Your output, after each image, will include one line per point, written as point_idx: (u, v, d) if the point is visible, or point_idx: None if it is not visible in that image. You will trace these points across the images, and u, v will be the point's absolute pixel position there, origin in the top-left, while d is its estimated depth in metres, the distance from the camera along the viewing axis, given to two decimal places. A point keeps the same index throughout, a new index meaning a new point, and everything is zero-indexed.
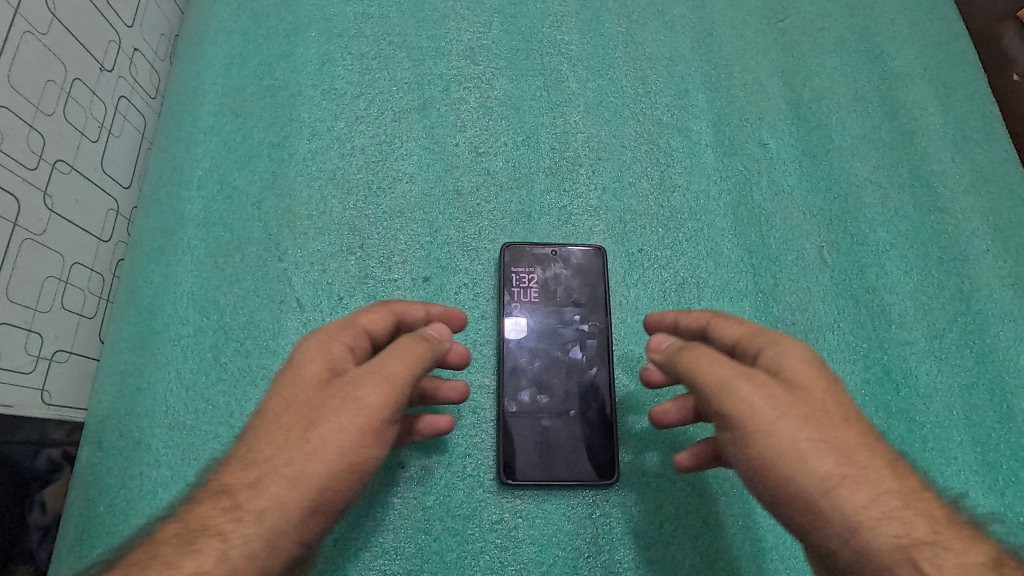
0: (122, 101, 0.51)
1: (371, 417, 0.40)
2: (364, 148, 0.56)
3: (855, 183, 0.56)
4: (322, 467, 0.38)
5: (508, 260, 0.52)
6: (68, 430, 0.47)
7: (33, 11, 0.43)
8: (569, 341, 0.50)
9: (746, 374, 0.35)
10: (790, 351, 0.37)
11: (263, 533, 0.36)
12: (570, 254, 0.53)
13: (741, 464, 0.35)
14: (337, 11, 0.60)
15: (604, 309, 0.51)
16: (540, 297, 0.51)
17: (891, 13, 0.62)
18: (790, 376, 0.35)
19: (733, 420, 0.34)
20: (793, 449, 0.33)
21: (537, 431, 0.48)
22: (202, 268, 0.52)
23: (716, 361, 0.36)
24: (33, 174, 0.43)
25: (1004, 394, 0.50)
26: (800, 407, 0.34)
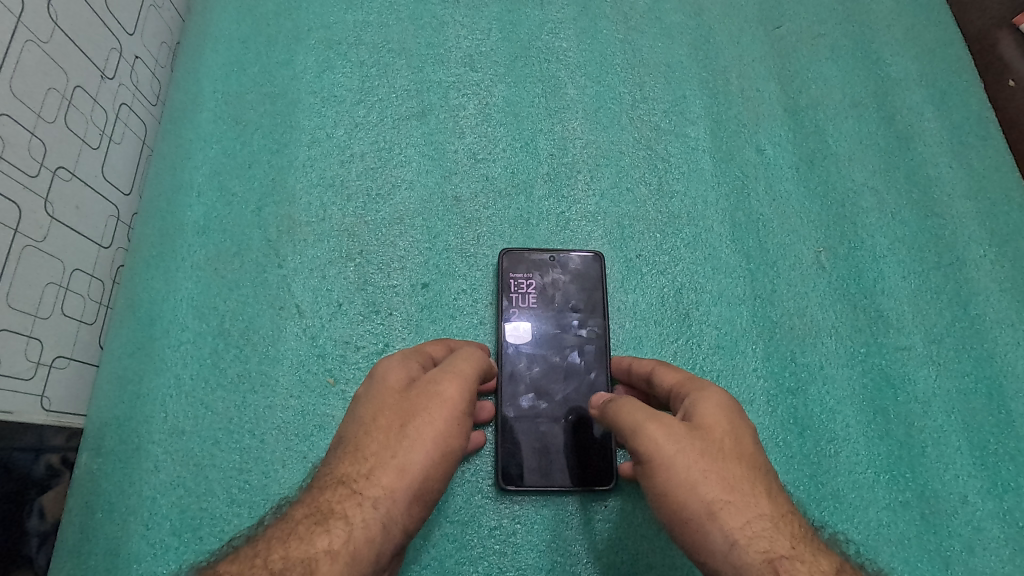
0: (123, 108, 0.52)
1: (457, 408, 0.41)
2: (363, 155, 0.57)
3: (852, 188, 0.57)
4: (425, 456, 0.39)
5: (507, 266, 0.52)
6: (65, 435, 0.46)
7: (35, 19, 0.43)
8: (566, 347, 0.50)
9: (655, 415, 0.39)
10: (703, 401, 0.40)
11: (377, 526, 0.37)
12: (568, 260, 0.52)
13: (649, 491, 0.39)
14: (336, 19, 0.61)
15: (601, 315, 0.51)
16: (538, 303, 0.51)
17: (887, 19, 0.63)
18: (694, 421, 0.39)
19: (641, 455, 0.39)
20: (687, 480, 0.37)
21: (536, 438, 0.48)
22: (202, 273, 0.53)
23: (632, 407, 0.40)
24: (34, 180, 0.43)
25: (1002, 398, 0.50)
26: (695, 443, 0.38)
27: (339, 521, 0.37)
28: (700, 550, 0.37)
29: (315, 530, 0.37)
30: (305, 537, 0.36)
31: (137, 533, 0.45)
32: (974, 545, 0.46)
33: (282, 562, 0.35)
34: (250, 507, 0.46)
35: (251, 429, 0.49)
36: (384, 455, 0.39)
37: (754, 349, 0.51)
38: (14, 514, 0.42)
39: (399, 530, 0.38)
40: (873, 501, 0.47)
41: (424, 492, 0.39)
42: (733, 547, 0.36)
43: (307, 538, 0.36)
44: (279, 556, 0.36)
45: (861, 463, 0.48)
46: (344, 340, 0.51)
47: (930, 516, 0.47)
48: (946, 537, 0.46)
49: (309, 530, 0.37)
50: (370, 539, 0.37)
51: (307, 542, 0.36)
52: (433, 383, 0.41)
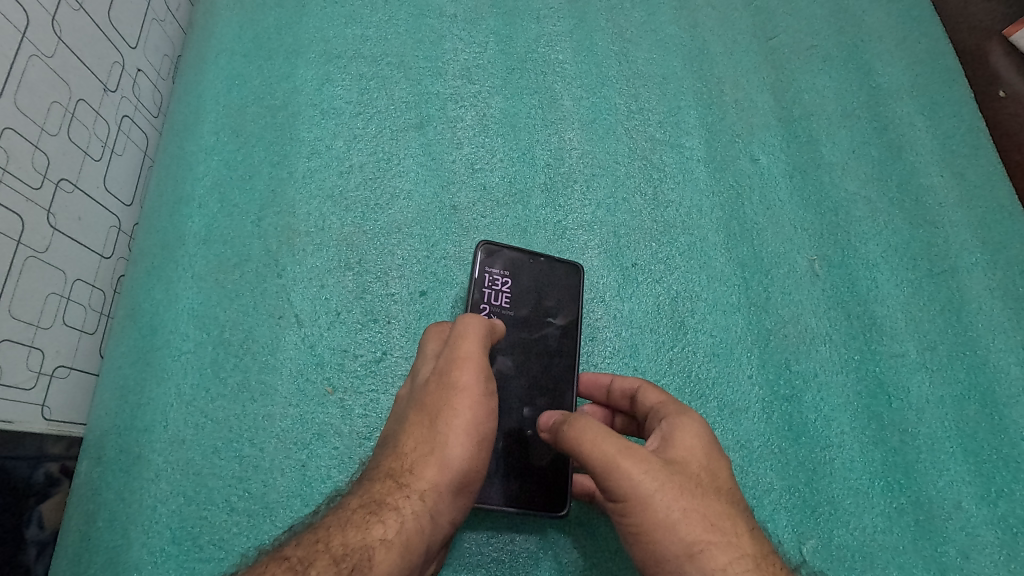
0: (125, 120, 0.53)
1: (486, 388, 0.40)
2: (362, 165, 0.57)
3: (845, 197, 0.57)
4: (464, 441, 0.39)
5: (485, 260, 0.49)
6: (65, 443, 0.47)
7: (39, 34, 0.44)
8: (538, 355, 0.48)
9: (629, 447, 0.35)
10: (676, 433, 0.37)
11: (426, 517, 0.38)
12: (549, 265, 0.50)
13: (621, 531, 0.35)
14: (336, 31, 0.62)
15: (576, 322, 0.49)
16: (511, 305, 0.49)
17: (878, 31, 0.63)
18: (667, 454, 0.36)
19: (614, 492, 0.35)
20: (666, 520, 0.33)
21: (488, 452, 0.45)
22: (202, 283, 0.53)
23: (601, 437, 0.36)
24: (37, 193, 0.44)
25: (995, 405, 0.51)
26: (672, 478, 0.35)
27: (391, 508, 0.37)
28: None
29: (369, 520, 0.36)
30: (359, 524, 0.36)
31: (137, 542, 0.46)
32: (969, 551, 0.46)
33: (342, 549, 0.35)
34: (249, 516, 0.47)
35: (249, 437, 0.49)
36: (425, 440, 0.39)
37: (749, 356, 0.52)
38: (12, 522, 0.43)
39: (445, 515, 0.38)
40: (868, 508, 0.48)
41: (466, 477, 0.39)
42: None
43: (360, 525, 0.36)
44: (339, 543, 0.35)
45: (856, 470, 0.49)
46: (342, 349, 0.52)
47: (926, 523, 0.47)
48: (942, 543, 0.47)
49: (362, 516, 0.37)
50: (421, 522, 0.37)
51: (363, 532, 0.36)
52: (459, 366, 0.40)
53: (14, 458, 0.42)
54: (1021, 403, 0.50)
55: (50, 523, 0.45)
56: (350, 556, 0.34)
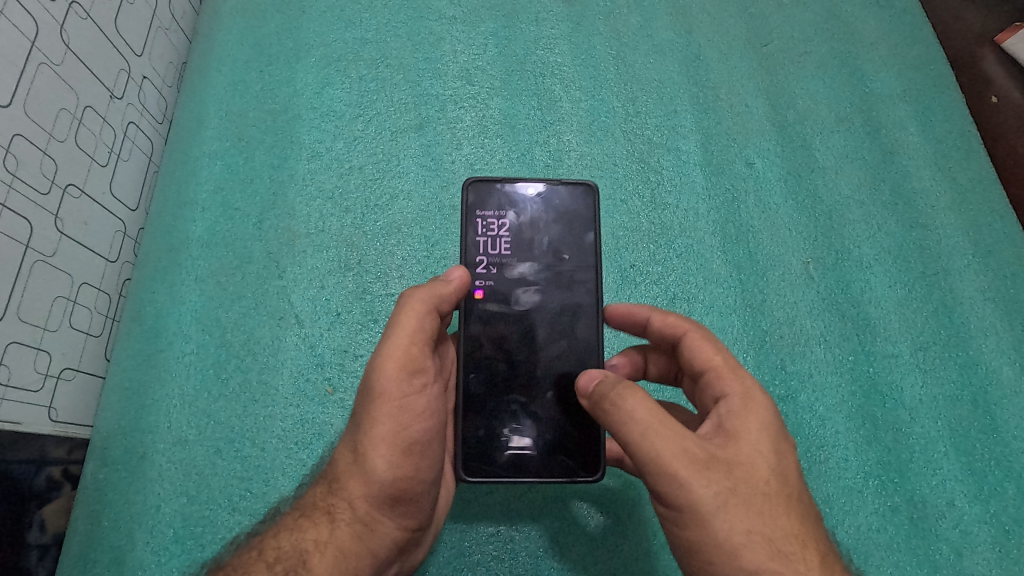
0: (131, 126, 0.53)
1: (402, 389, 0.36)
2: (363, 168, 0.58)
3: (839, 200, 0.58)
4: (384, 450, 0.36)
5: (473, 201, 0.43)
6: (67, 448, 0.47)
7: (47, 43, 0.45)
8: (554, 302, 0.42)
9: (689, 461, 0.32)
10: (745, 429, 0.33)
11: (358, 524, 0.37)
12: (552, 194, 0.43)
13: (671, 537, 0.34)
14: (337, 36, 0.63)
15: (598, 259, 0.42)
16: (519, 245, 0.42)
17: (870, 37, 0.64)
18: (732, 457, 0.32)
19: (669, 503, 0.32)
20: (728, 544, 0.31)
21: (508, 420, 0.41)
22: (205, 286, 0.54)
23: (666, 441, 0.32)
24: (45, 198, 0.44)
25: (987, 404, 0.51)
26: (738, 497, 0.32)
27: (323, 517, 0.38)
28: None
29: (301, 527, 0.38)
30: (299, 529, 0.38)
31: (141, 541, 0.46)
32: (962, 549, 0.47)
33: (273, 556, 0.37)
34: (251, 515, 0.48)
35: (251, 437, 0.50)
36: (346, 449, 0.38)
37: (744, 357, 0.53)
38: (13, 526, 0.43)
39: (385, 521, 0.38)
40: (862, 506, 0.49)
41: (395, 487, 0.37)
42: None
43: (299, 530, 0.38)
44: (273, 548, 0.38)
45: (850, 468, 0.50)
46: (343, 349, 0.53)
47: (919, 521, 0.48)
48: (935, 541, 0.48)
49: (301, 521, 0.38)
50: (353, 530, 0.37)
51: (296, 538, 0.37)
52: (371, 368, 0.36)
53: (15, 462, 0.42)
54: (1012, 402, 0.51)
55: (51, 526, 0.46)
56: (280, 560, 0.37)
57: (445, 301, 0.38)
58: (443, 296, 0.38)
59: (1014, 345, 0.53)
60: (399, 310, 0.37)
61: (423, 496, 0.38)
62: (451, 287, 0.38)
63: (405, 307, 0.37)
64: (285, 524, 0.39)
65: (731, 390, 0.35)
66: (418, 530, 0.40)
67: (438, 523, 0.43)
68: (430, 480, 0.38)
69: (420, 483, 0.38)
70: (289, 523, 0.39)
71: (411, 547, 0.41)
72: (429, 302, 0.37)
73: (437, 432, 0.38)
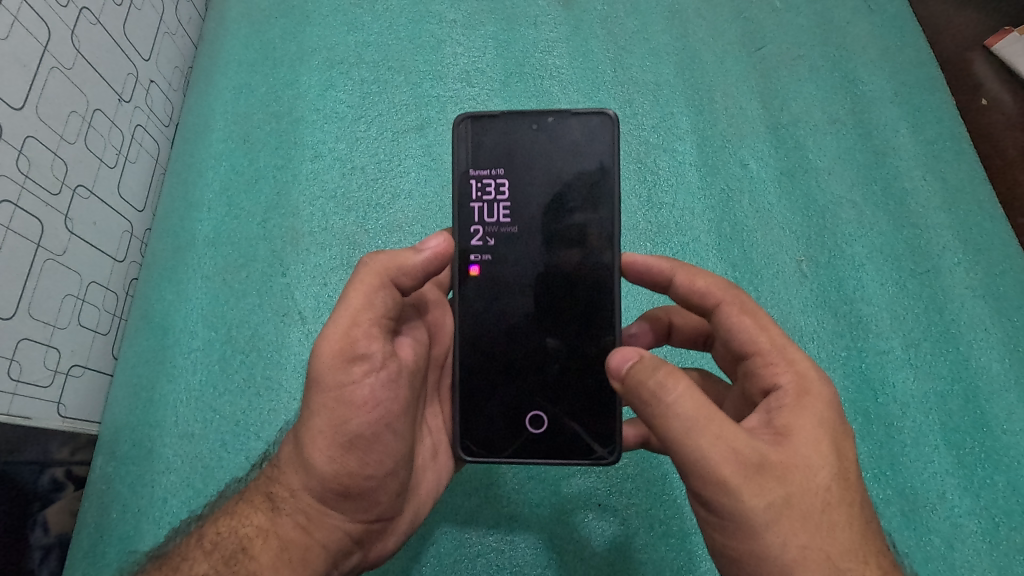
0: (138, 129, 0.55)
1: (339, 377, 0.34)
2: (365, 167, 0.60)
3: (832, 200, 0.59)
4: (322, 441, 0.35)
5: (468, 141, 0.39)
6: (71, 448, 0.48)
7: (59, 48, 0.46)
8: (563, 250, 0.39)
9: (743, 467, 0.30)
10: (801, 429, 0.32)
11: (298, 515, 0.37)
12: (559, 129, 0.39)
13: (717, 548, 0.32)
14: (339, 39, 0.64)
15: (612, 196, 0.38)
16: (521, 186, 0.39)
17: (863, 40, 0.65)
18: (786, 462, 0.31)
19: (719, 511, 0.30)
20: (784, 562, 0.30)
21: (512, 393, 0.39)
22: (211, 284, 0.55)
23: (718, 446, 0.30)
24: (56, 198, 0.46)
25: (977, 399, 0.52)
26: (794, 508, 0.30)
27: (267, 505, 0.38)
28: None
29: (247, 511, 0.39)
30: (242, 515, 0.39)
31: (149, 532, 0.48)
32: (952, 540, 0.49)
33: (215, 538, 0.38)
34: None
35: (255, 431, 0.51)
36: (292, 438, 0.37)
37: None
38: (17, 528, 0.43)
39: (330, 516, 0.37)
40: None
41: (335, 480, 0.36)
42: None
43: (242, 517, 0.39)
44: (215, 532, 0.39)
45: None
46: None
47: (910, 513, 0.50)
48: (926, 533, 0.49)
49: (246, 507, 0.39)
50: (295, 521, 0.37)
51: (240, 525, 0.38)
52: (311, 353, 0.35)
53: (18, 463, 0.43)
54: (1002, 396, 0.52)
55: (54, 527, 0.46)
56: (219, 544, 0.38)
57: (401, 276, 0.35)
58: (400, 271, 0.35)
59: (1004, 341, 0.54)
60: (348, 288, 0.35)
61: (374, 492, 0.37)
62: (415, 261, 0.36)
63: (355, 284, 0.35)
64: (230, 509, 0.40)
65: (783, 380, 0.34)
66: (378, 524, 0.39)
67: (413, 517, 0.41)
68: (382, 475, 0.37)
69: (366, 477, 0.36)
70: (235, 508, 0.39)
71: (374, 540, 0.39)
72: (379, 279, 0.35)
73: (383, 424, 0.36)
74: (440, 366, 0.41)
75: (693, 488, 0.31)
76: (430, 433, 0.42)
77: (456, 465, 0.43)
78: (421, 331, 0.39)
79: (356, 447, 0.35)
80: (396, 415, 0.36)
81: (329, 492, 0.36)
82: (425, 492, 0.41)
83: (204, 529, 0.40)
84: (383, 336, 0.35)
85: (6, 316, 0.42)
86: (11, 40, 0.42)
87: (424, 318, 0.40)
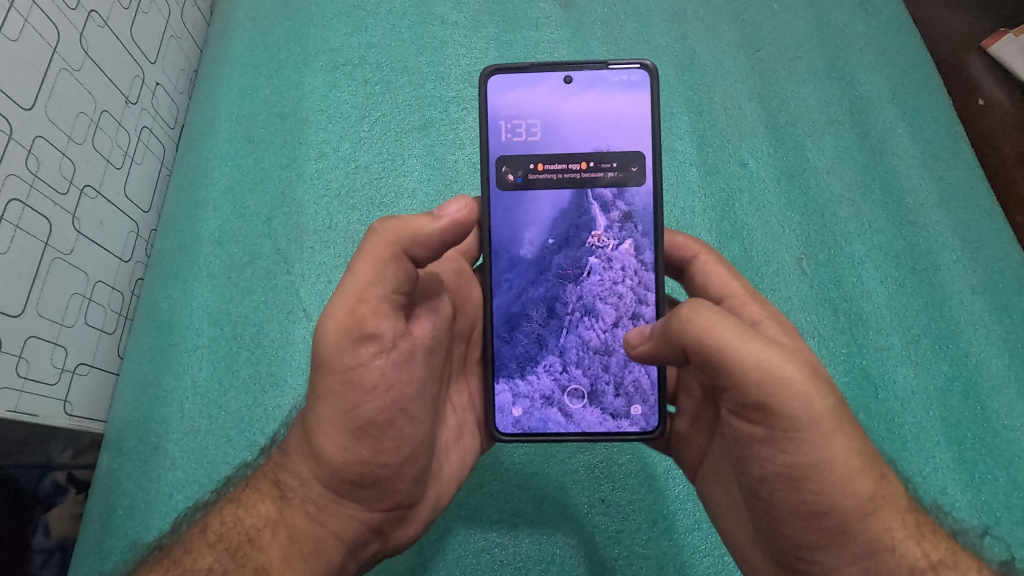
0: (145, 131, 0.55)
1: (346, 360, 0.35)
2: (369, 167, 0.60)
3: (831, 198, 0.60)
4: (331, 428, 0.36)
5: (499, 92, 0.41)
6: (73, 453, 0.48)
7: (67, 50, 0.47)
8: (602, 204, 0.41)
9: (803, 372, 0.32)
10: (815, 349, 0.36)
11: (310, 505, 0.38)
12: (593, 81, 0.41)
13: (776, 463, 0.33)
14: (343, 41, 0.65)
15: (645, 147, 0.40)
16: (555, 141, 0.41)
17: (860, 42, 0.65)
18: (829, 373, 0.34)
19: (785, 420, 0.32)
20: (845, 468, 0.33)
21: (549, 359, 0.41)
22: (216, 282, 0.56)
23: (775, 358, 0.32)
24: (63, 198, 0.46)
25: (978, 395, 0.53)
26: (842, 415, 0.33)
27: (276, 495, 0.39)
28: (823, 549, 0.34)
29: (255, 501, 0.39)
30: (249, 505, 0.39)
31: (155, 527, 0.48)
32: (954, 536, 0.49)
33: (220, 529, 0.39)
34: None
35: (261, 427, 0.52)
36: (300, 427, 0.38)
37: None
38: (18, 531, 0.44)
39: (344, 506, 0.38)
40: None
41: (348, 469, 0.37)
42: (870, 554, 0.33)
43: (248, 507, 0.39)
44: (219, 523, 0.39)
45: None
46: None
47: None
48: None
49: (252, 496, 0.40)
50: (306, 511, 0.38)
51: (246, 515, 0.39)
52: (318, 336, 0.35)
53: (17, 468, 0.43)
54: (1003, 392, 0.53)
55: (58, 530, 0.47)
56: (224, 535, 0.39)
57: (414, 247, 0.35)
58: (412, 241, 0.35)
59: (1003, 337, 0.54)
60: (355, 263, 0.35)
61: (390, 479, 0.38)
62: (429, 229, 0.35)
63: (362, 259, 0.35)
64: (236, 498, 0.41)
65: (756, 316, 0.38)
66: (396, 512, 0.39)
67: (435, 502, 0.42)
68: (397, 463, 0.37)
69: (380, 465, 0.37)
70: (242, 497, 0.40)
71: (392, 529, 0.40)
72: (389, 250, 0.34)
73: (395, 409, 0.36)
74: (465, 340, 0.43)
75: (756, 398, 0.32)
76: (454, 414, 0.43)
77: (476, 447, 0.44)
78: (443, 305, 0.40)
79: (369, 433, 0.36)
80: (410, 399, 0.37)
81: (343, 479, 0.37)
82: (447, 476, 0.42)
83: (208, 519, 0.40)
84: (392, 313, 0.36)
85: (13, 314, 0.42)
86: (20, 42, 0.43)
87: (448, 292, 0.41)
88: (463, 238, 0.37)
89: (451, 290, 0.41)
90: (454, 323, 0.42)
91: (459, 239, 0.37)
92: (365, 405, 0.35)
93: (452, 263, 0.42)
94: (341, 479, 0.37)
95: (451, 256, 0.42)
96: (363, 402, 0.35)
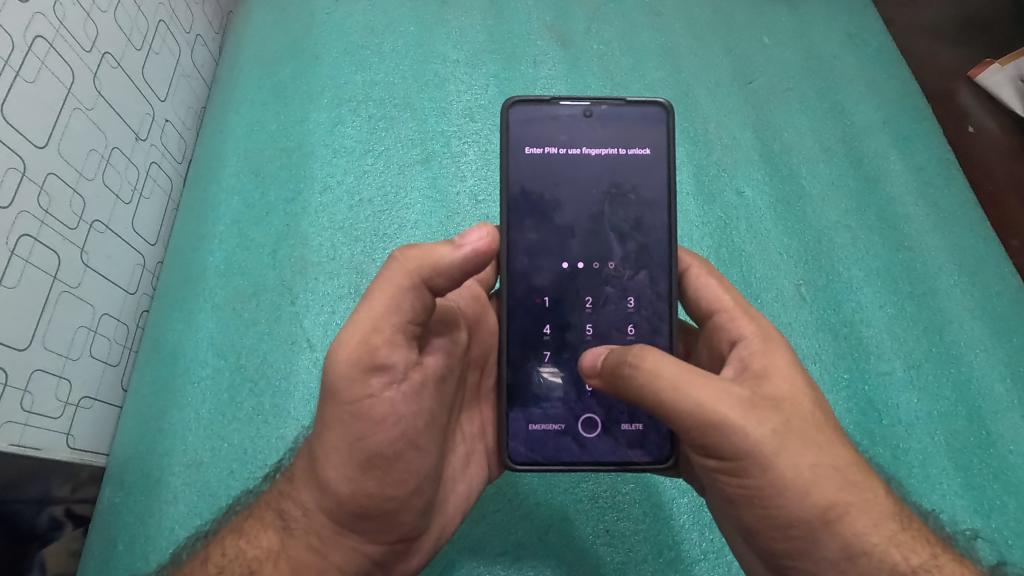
0: (153, 167, 0.57)
1: (356, 391, 0.35)
2: (371, 199, 0.61)
3: (827, 225, 0.61)
4: (338, 458, 0.36)
5: (520, 121, 0.42)
6: (72, 488, 0.48)
7: (82, 90, 0.48)
8: (620, 234, 0.42)
9: (746, 407, 0.34)
10: (774, 368, 0.37)
11: (314, 536, 0.38)
12: (613, 117, 0.42)
13: (732, 485, 0.35)
14: (347, 79, 0.67)
15: (661, 179, 0.42)
16: (576, 171, 0.42)
17: (849, 74, 0.67)
18: (773, 395, 0.36)
19: (726, 451, 0.34)
20: (798, 482, 0.34)
21: (561, 386, 0.41)
22: (221, 313, 0.56)
23: (716, 395, 0.34)
24: (73, 232, 0.47)
25: (982, 419, 0.53)
26: (793, 434, 0.34)
27: (278, 524, 0.39)
28: (802, 558, 0.35)
29: (257, 532, 0.39)
30: (251, 535, 0.39)
31: (156, 562, 0.48)
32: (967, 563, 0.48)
33: (222, 559, 0.39)
34: None
35: (263, 458, 0.52)
36: (306, 454, 0.38)
37: None
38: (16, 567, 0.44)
39: (347, 538, 0.38)
40: None
41: (353, 501, 0.37)
42: (848, 561, 0.34)
43: (249, 537, 0.39)
44: (220, 553, 0.39)
45: None
46: None
47: None
48: None
49: (255, 526, 0.40)
50: (309, 543, 0.38)
51: (248, 547, 0.39)
52: (329, 363, 0.35)
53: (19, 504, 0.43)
54: (1006, 416, 0.53)
55: (54, 571, 0.46)
56: (226, 566, 0.39)
57: (435, 276, 0.36)
58: (433, 270, 0.35)
59: (1005, 361, 0.54)
60: (373, 291, 0.35)
61: (395, 512, 0.38)
62: (450, 259, 0.36)
63: (381, 285, 0.35)
64: (237, 527, 0.41)
65: (746, 330, 0.40)
66: (400, 545, 0.40)
67: (439, 533, 0.42)
68: (403, 496, 0.38)
69: (385, 498, 0.37)
70: (243, 526, 0.40)
71: (396, 561, 0.40)
72: (408, 279, 0.35)
73: (403, 442, 0.36)
74: (479, 368, 0.43)
75: (699, 442, 0.35)
76: (464, 441, 0.43)
77: (484, 479, 0.44)
78: (459, 334, 0.40)
79: (375, 466, 0.36)
80: (416, 430, 0.37)
81: (344, 512, 0.37)
82: (453, 506, 0.43)
83: (209, 550, 0.40)
84: (406, 344, 0.36)
85: (19, 348, 0.43)
86: (37, 84, 0.44)
87: (465, 320, 0.42)
88: (483, 268, 0.38)
89: (467, 319, 0.42)
90: (469, 351, 0.42)
91: (479, 268, 0.38)
92: (373, 437, 0.36)
93: (468, 289, 0.43)
94: (346, 512, 0.37)
95: (468, 284, 0.43)
96: (370, 434, 0.36)
